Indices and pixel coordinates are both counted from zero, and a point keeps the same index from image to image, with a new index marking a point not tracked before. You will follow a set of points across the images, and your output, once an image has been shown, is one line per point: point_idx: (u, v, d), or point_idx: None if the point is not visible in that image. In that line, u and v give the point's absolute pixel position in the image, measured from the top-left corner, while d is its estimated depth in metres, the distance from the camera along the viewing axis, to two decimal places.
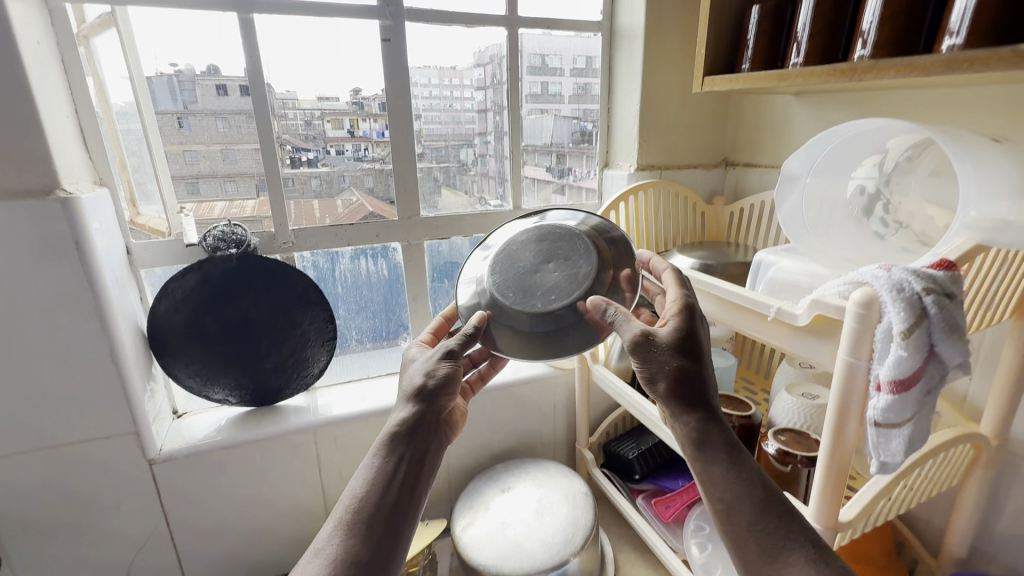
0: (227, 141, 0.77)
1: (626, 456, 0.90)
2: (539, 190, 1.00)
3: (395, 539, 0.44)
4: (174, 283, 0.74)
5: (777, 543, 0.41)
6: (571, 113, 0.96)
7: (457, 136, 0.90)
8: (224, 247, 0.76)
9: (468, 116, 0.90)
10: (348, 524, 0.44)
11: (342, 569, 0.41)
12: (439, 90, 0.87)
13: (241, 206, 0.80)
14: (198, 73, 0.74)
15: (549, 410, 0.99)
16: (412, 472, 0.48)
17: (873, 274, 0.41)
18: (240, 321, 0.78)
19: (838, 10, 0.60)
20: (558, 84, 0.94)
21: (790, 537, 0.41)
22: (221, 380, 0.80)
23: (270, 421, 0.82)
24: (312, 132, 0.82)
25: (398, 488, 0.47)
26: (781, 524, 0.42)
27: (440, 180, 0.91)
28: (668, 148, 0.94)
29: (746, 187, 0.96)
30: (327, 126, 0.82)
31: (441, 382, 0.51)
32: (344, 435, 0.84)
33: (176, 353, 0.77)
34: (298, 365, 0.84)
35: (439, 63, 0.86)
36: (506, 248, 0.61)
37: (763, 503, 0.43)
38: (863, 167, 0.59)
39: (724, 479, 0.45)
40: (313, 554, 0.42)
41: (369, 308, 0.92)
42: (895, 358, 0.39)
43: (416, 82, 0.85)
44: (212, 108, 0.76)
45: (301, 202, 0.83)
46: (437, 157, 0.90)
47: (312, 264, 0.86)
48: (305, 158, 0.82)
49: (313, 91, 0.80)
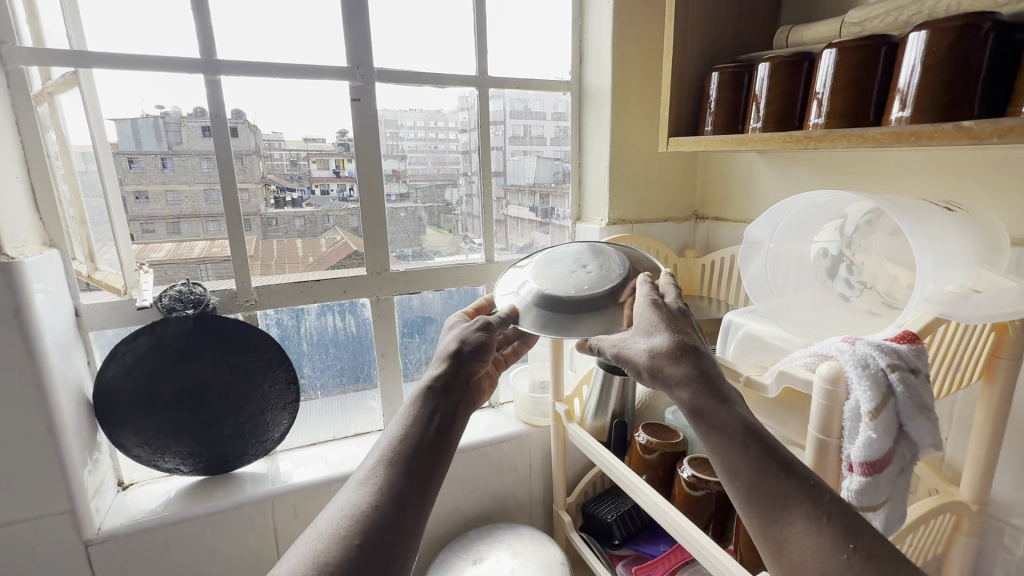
0: (210, 181, 0.76)
1: (604, 519, 0.86)
2: (518, 237, 1.00)
3: (420, 493, 0.39)
4: (124, 346, 0.70)
5: (782, 503, 0.36)
6: (553, 154, 0.98)
7: (442, 176, 0.91)
8: (180, 307, 0.72)
9: (454, 157, 0.91)
10: (377, 474, 0.39)
11: (362, 519, 0.36)
12: (425, 131, 0.88)
13: (223, 245, 0.78)
14: (185, 114, 0.73)
15: (524, 469, 0.95)
16: (445, 427, 0.44)
17: (838, 347, 0.40)
18: (194, 386, 0.74)
19: (793, 78, 0.62)
20: (540, 127, 0.96)
21: (795, 495, 0.36)
22: (172, 449, 0.75)
23: (225, 492, 0.77)
24: (297, 171, 0.82)
25: (429, 445, 0.42)
26: (785, 481, 0.36)
27: (425, 220, 0.91)
28: (638, 203, 0.95)
29: (717, 241, 0.97)
30: (314, 166, 0.82)
31: (475, 347, 0.49)
32: (304, 505, 0.79)
33: (124, 421, 0.72)
34: (257, 429, 0.79)
35: (425, 106, 0.87)
36: (547, 254, 0.63)
37: (761, 465, 0.38)
38: (824, 231, 0.59)
39: (715, 441, 0.39)
40: (330, 508, 0.37)
41: (335, 366, 0.89)
42: (865, 439, 0.38)
43: (404, 125, 0.86)
44: (197, 149, 0.74)
45: (284, 241, 0.82)
46: (422, 197, 0.90)
47: (276, 322, 0.83)
48: (290, 198, 0.82)
49: (300, 132, 0.80)
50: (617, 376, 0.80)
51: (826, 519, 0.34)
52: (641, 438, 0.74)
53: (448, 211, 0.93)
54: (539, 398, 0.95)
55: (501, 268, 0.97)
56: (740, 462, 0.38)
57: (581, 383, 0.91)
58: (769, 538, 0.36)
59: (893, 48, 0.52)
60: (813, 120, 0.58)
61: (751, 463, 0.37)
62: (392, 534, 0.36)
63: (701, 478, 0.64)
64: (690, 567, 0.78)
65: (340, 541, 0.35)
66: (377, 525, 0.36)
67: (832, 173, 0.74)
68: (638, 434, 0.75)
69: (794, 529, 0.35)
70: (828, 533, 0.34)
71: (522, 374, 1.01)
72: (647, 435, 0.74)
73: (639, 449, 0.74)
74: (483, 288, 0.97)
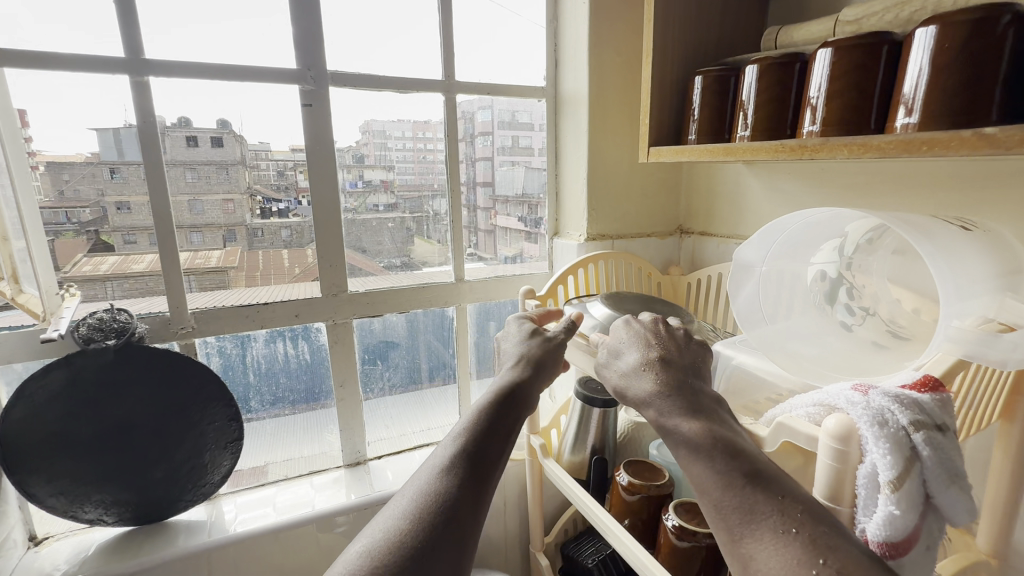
0: (195, 192, 0.71)
1: (584, 564, 0.78)
2: (506, 248, 0.93)
3: (480, 491, 0.40)
4: (33, 383, 0.61)
5: (747, 517, 0.33)
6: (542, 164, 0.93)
7: (430, 187, 0.85)
8: (100, 337, 0.63)
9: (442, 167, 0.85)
10: (448, 467, 0.40)
11: (431, 506, 0.38)
12: (413, 143, 0.83)
13: (206, 256, 0.73)
14: (169, 124, 0.68)
15: (498, 506, 0.87)
16: (508, 431, 0.46)
17: (848, 397, 0.34)
18: (120, 426, 0.66)
19: (784, 82, 0.56)
20: (528, 138, 0.91)
21: (761, 509, 0.33)
22: (93, 497, 0.66)
23: (153, 546, 0.67)
24: (285, 181, 0.75)
25: (495, 443, 0.44)
26: (752, 493, 0.34)
27: (413, 230, 0.86)
28: (619, 217, 0.89)
29: (703, 257, 0.91)
30: (301, 177, 0.76)
31: (535, 355, 0.53)
32: (244, 557, 0.70)
33: (34, 469, 0.63)
34: (194, 472, 0.71)
35: (414, 116, 0.82)
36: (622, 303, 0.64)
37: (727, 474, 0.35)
38: (822, 251, 0.53)
39: (682, 454, 0.38)
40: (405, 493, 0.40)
41: (288, 398, 0.81)
42: (885, 515, 0.31)
43: (391, 135, 0.82)
44: (182, 158, 0.70)
45: (270, 252, 0.76)
46: (410, 207, 0.85)
47: (218, 350, 0.75)
48: (277, 209, 0.76)
49: (288, 141, 0.74)
50: (596, 408, 0.73)
51: (795, 532, 0.32)
52: (622, 477, 0.67)
53: (434, 222, 0.87)
54: None
55: (472, 287, 0.89)
56: (704, 476, 0.36)
57: (558, 412, 0.84)
58: (736, 554, 0.33)
59: (897, 46, 0.46)
60: (807, 128, 0.52)
61: (716, 477, 0.35)
62: (453, 533, 0.37)
63: (687, 529, 0.56)
64: None
65: (415, 525, 0.37)
66: (441, 518, 0.37)
67: (825, 185, 0.69)
68: (619, 473, 0.68)
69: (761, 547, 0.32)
70: (795, 548, 0.31)
71: None
72: (628, 475, 0.66)
73: (620, 491, 0.66)
74: (452, 308, 0.89)
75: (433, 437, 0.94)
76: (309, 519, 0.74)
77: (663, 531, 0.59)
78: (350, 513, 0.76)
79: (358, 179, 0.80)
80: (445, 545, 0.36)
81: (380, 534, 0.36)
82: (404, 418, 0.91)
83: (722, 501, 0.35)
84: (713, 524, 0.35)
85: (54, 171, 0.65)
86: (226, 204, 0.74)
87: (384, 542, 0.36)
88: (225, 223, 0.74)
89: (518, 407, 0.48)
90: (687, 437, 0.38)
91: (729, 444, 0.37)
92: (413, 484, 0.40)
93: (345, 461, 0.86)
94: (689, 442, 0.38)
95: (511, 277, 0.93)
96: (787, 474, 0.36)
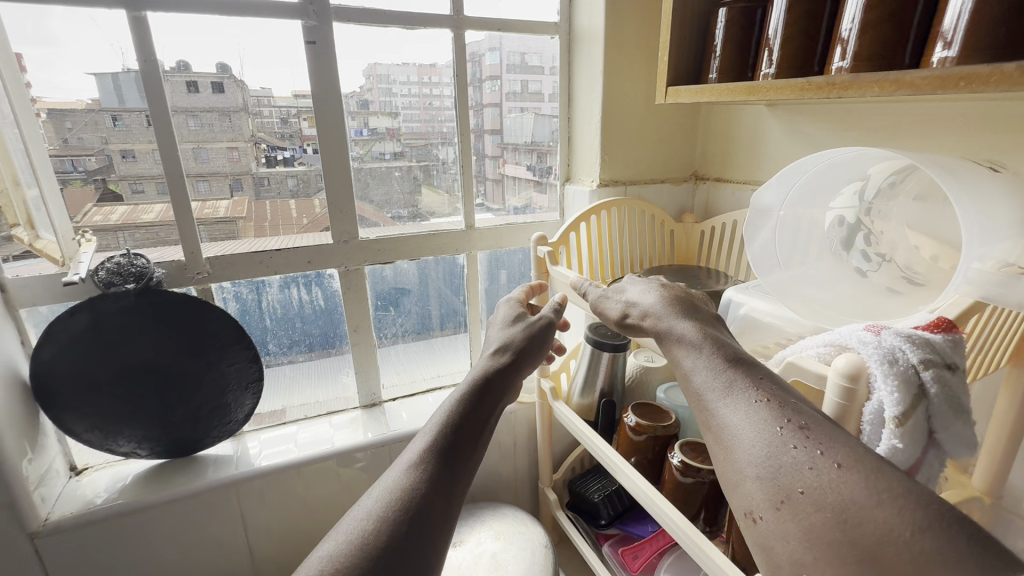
0: (199, 139, 0.70)
1: (591, 499, 0.83)
2: (517, 198, 0.92)
3: (454, 486, 0.39)
4: (57, 325, 0.63)
5: (727, 389, 0.36)
6: (552, 112, 0.90)
7: (437, 135, 0.83)
8: (120, 282, 0.64)
9: (449, 114, 0.83)
10: (421, 459, 0.39)
11: (407, 500, 0.36)
12: (419, 87, 0.80)
13: (214, 206, 0.73)
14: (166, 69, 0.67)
15: (509, 446, 0.91)
16: (482, 421, 0.45)
17: (861, 338, 0.34)
18: (141, 368, 0.67)
19: (814, 14, 0.52)
20: (538, 83, 0.87)
21: (740, 385, 0.36)
22: (124, 433, 0.70)
23: (185, 478, 0.72)
24: (288, 129, 0.74)
25: (472, 430, 0.43)
26: (731, 371, 0.37)
27: (420, 180, 0.84)
28: (632, 163, 0.86)
29: (717, 204, 0.89)
30: (305, 124, 0.74)
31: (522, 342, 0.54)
32: (271, 489, 0.74)
33: (68, 406, 0.66)
34: (217, 412, 0.73)
35: (419, 60, 0.79)
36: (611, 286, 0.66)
37: (719, 358, 0.38)
38: (842, 196, 0.51)
39: (677, 348, 0.41)
40: (378, 490, 0.38)
41: (304, 342, 0.83)
42: (888, 448, 0.32)
43: (395, 79, 0.79)
44: (184, 106, 0.69)
45: (278, 202, 0.76)
46: (417, 155, 0.83)
47: (234, 296, 0.76)
48: (281, 157, 0.75)
49: (289, 87, 0.73)
50: (605, 353, 0.74)
51: (766, 401, 0.34)
52: (630, 419, 0.69)
53: (443, 170, 0.86)
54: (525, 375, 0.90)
55: (482, 234, 0.89)
56: (691, 363, 0.39)
57: (569, 357, 0.86)
58: (712, 425, 0.35)
59: None
60: (835, 65, 0.49)
61: (702, 362, 0.38)
62: (428, 534, 0.35)
63: (691, 467, 0.59)
64: (678, 549, 0.76)
65: (383, 523, 0.35)
66: (412, 514, 0.36)
67: (851, 127, 0.66)
68: (627, 415, 0.70)
69: (733, 413, 0.34)
70: (766, 410, 0.33)
71: None
72: (636, 416, 0.69)
73: (627, 431, 0.69)
74: (463, 255, 0.89)
75: (444, 382, 0.97)
76: (330, 455, 0.77)
77: (668, 470, 0.62)
78: (368, 449, 0.80)
79: (362, 126, 0.78)
80: (419, 541, 0.35)
81: (347, 536, 0.35)
82: (417, 363, 0.94)
83: (710, 376, 0.37)
84: (696, 402, 0.37)
85: (57, 119, 0.64)
86: (231, 151, 0.73)
87: (351, 544, 0.34)
88: (229, 172, 0.73)
89: (495, 397, 0.48)
90: (682, 336, 0.42)
91: (720, 341, 0.40)
92: (383, 484, 0.39)
93: (361, 403, 0.89)
94: (682, 340, 0.41)
95: (522, 225, 0.92)
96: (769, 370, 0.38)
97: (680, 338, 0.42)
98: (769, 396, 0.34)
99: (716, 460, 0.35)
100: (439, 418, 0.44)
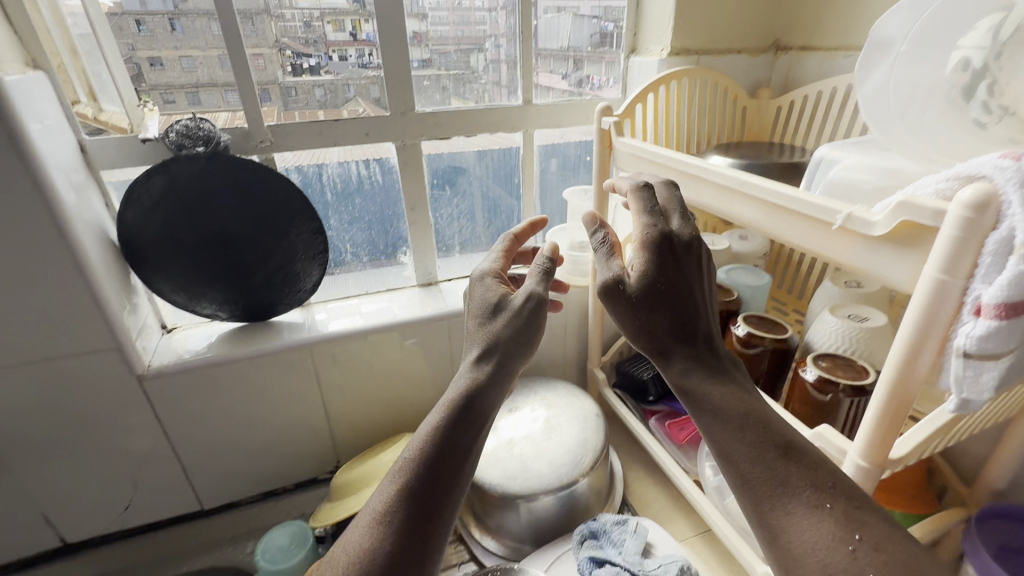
0: (222, 44, 0.68)
1: (641, 377, 0.87)
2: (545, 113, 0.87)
3: (443, 504, 0.42)
4: (138, 187, 0.65)
5: (779, 489, 0.39)
6: (590, 12, 0.82)
7: (467, 39, 0.79)
8: (190, 145, 0.66)
9: (478, 16, 0.78)
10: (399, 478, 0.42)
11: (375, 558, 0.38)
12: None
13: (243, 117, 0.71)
14: None
15: (560, 329, 0.94)
16: (473, 433, 0.45)
17: (994, 166, 0.31)
18: (217, 233, 0.70)
19: None
20: None
21: (796, 484, 0.39)
22: (208, 294, 0.75)
23: (264, 338, 0.77)
24: (313, 35, 0.72)
25: (466, 432, 0.45)
26: (783, 466, 0.39)
27: (449, 90, 0.81)
28: (708, 29, 0.79)
29: (798, 77, 0.82)
30: (327, 28, 0.72)
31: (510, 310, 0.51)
32: (342, 353, 0.80)
33: (156, 266, 0.70)
34: (289, 279, 0.77)
35: None
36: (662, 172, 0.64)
37: (760, 444, 0.41)
38: (974, 32, 0.44)
39: (711, 420, 0.42)
40: (359, 519, 0.42)
41: (363, 219, 0.85)
42: (1012, 276, 0.30)
43: None
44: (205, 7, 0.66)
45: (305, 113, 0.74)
46: (446, 63, 0.79)
47: (296, 168, 0.77)
48: (307, 65, 0.73)
49: None
50: None
51: (826, 510, 0.37)
52: None
53: (475, 80, 0.82)
54: (579, 258, 0.90)
55: (540, 111, 0.84)
56: (732, 446, 0.41)
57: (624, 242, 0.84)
58: (767, 526, 0.39)
59: None
60: None
61: (740, 453, 0.41)
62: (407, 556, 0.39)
63: (756, 335, 0.60)
64: None
65: (371, 544, 0.39)
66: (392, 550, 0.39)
67: None
68: None
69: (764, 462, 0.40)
70: (831, 527, 0.36)
71: (559, 233, 0.94)
72: None
73: None
74: (519, 134, 0.86)
75: None
76: (395, 326, 0.82)
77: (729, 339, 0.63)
78: (429, 322, 0.83)
79: None
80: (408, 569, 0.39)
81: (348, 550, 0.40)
82: (473, 247, 0.95)
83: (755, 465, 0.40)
84: (740, 496, 0.40)
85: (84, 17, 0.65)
86: (256, 59, 0.70)
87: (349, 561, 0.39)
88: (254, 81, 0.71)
89: (481, 412, 0.46)
90: (711, 398, 0.43)
91: (763, 419, 0.42)
92: (377, 499, 0.42)
93: (419, 282, 0.91)
94: (726, 458, 0.41)
95: (584, 102, 0.87)
96: (807, 442, 0.41)
97: (711, 435, 0.42)
98: (822, 500, 0.38)
99: (775, 559, 0.38)
100: (434, 423, 0.45)
